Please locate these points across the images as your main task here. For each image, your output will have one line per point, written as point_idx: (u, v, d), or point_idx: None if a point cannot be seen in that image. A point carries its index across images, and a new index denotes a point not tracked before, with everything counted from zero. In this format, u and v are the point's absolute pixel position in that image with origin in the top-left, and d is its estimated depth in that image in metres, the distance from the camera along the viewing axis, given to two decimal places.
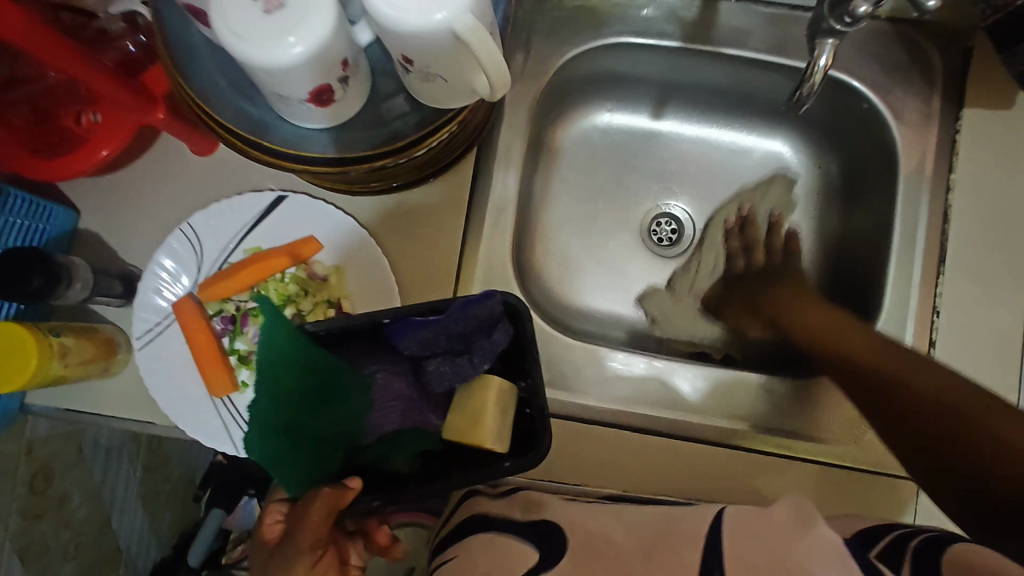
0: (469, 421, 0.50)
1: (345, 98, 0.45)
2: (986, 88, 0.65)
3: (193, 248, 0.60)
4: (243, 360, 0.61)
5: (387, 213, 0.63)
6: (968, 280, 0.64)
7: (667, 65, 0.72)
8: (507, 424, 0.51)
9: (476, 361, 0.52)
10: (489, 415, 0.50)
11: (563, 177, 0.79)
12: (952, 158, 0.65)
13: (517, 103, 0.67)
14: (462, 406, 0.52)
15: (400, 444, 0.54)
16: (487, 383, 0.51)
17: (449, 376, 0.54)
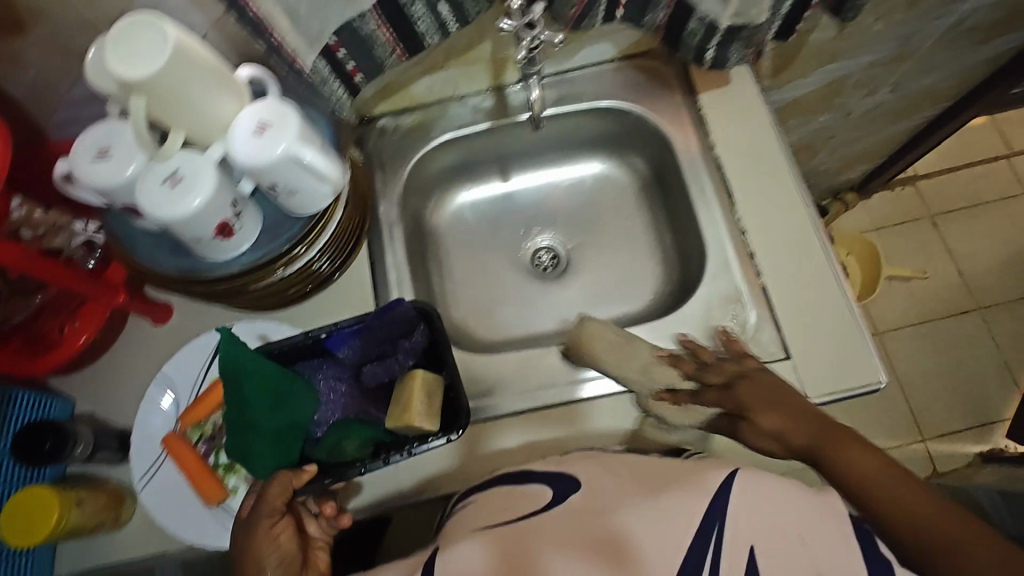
0: (403, 406, 0.71)
1: (244, 227, 0.64)
2: (707, 75, 0.89)
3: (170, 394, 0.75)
4: (229, 467, 0.73)
5: (314, 315, 0.81)
6: (758, 201, 0.83)
7: (489, 142, 0.95)
8: (432, 403, 0.71)
9: (401, 359, 0.76)
10: (415, 402, 0.70)
11: (451, 248, 0.99)
12: (708, 126, 0.87)
13: (388, 204, 0.88)
14: (399, 396, 0.72)
15: (348, 434, 0.72)
16: (413, 376, 0.72)
17: (380, 373, 0.76)
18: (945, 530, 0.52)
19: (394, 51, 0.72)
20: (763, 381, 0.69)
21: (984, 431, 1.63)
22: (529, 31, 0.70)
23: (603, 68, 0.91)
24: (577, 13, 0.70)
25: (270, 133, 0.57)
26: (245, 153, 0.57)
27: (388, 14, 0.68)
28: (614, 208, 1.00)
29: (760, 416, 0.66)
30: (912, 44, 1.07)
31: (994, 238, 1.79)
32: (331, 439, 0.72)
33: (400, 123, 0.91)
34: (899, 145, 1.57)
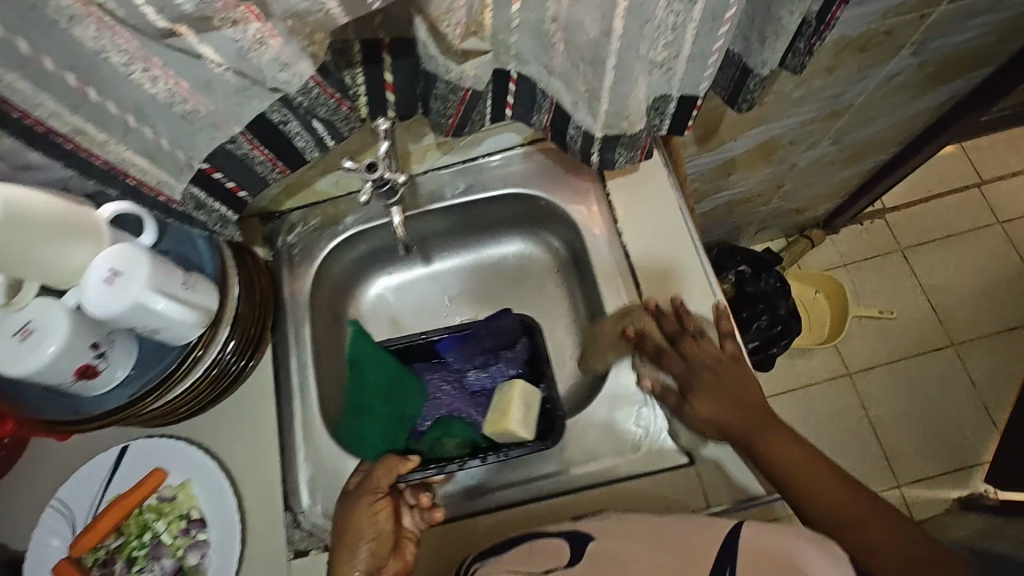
0: (500, 411, 0.79)
1: (112, 364, 0.63)
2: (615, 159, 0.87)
3: (65, 517, 0.75)
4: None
5: (212, 425, 0.80)
6: (662, 294, 0.82)
7: (402, 231, 0.94)
8: (527, 415, 0.79)
9: (504, 367, 0.87)
10: (515, 407, 0.79)
11: (372, 336, 0.98)
12: (615, 213, 0.86)
13: (294, 303, 0.87)
14: (498, 404, 0.80)
15: (452, 435, 0.82)
16: (515, 383, 0.81)
17: (484, 378, 0.87)
18: (827, 497, 0.68)
19: (275, 167, 0.72)
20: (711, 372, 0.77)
21: (962, 475, 1.57)
22: (372, 173, 0.73)
23: (512, 153, 0.90)
24: (456, 122, 0.70)
25: (120, 282, 0.57)
26: (94, 304, 0.56)
27: (260, 137, 0.68)
28: (537, 288, 0.98)
29: (698, 403, 0.75)
30: (841, 104, 1.05)
31: (967, 271, 1.74)
32: (435, 432, 0.84)
33: (309, 219, 0.90)
34: (856, 185, 1.54)
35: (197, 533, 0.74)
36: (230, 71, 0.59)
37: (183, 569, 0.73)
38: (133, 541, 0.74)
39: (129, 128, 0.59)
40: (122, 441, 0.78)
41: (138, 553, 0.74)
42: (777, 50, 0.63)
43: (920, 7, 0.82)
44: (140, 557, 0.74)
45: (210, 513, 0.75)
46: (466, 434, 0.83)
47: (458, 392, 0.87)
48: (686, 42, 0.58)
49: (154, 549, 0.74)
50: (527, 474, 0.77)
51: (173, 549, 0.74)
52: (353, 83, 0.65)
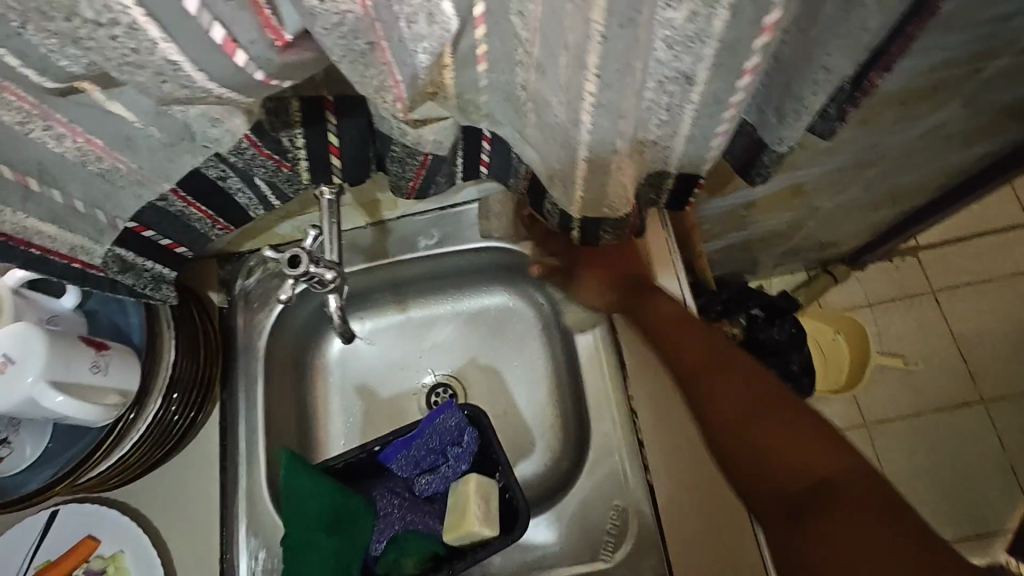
0: (461, 514, 0.69)
1: (16, 450, 0.60)
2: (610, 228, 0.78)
3: None
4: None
5: (150, 491, 0.73)
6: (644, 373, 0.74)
7: (372, 279, 0.85)
8: (489, 510, 0.69)
9: (454, 465, 0.74)
10: (473, 507, 0.68)
11: (334, 389, 0.89)
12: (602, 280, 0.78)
13: (248, 355, 0.80)
14: (455, 509, 0.70)
15: (407, 554, 0.70)
16: (469, 478, 0.70)
17: (438, 482, 0.75)
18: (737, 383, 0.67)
19: (215, 223, 0.65)
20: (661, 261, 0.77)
21: (982, 542, 1.46)
22: (295, 269, 0.60)
23: None
24: (417, 185, 0.62)
25: (8, 373, 0.50)
26: None
27: (195, 194, 0.60)
28: (521, 343, 0.89)
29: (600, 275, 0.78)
30: (877, 153, 0.93)
31: (1005, 319, 1.60)
32: (391, 554, 0.70)
33: (270, 264, 0.83)
34: (888, 225, 1.41)
35: None
36: (154, 128, 0.50)
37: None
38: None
39: (32, 194, 0.51)
40: (53, 503, 0.72)
41: None
42: (797, 129, 0.55)
43: (974, 59, 0.70)
44: None
45: None
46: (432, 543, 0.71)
47: (411, 499, 0.74)
48: (681, 124, 0.48)
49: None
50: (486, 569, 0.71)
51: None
52: (294, 145, 0.58)
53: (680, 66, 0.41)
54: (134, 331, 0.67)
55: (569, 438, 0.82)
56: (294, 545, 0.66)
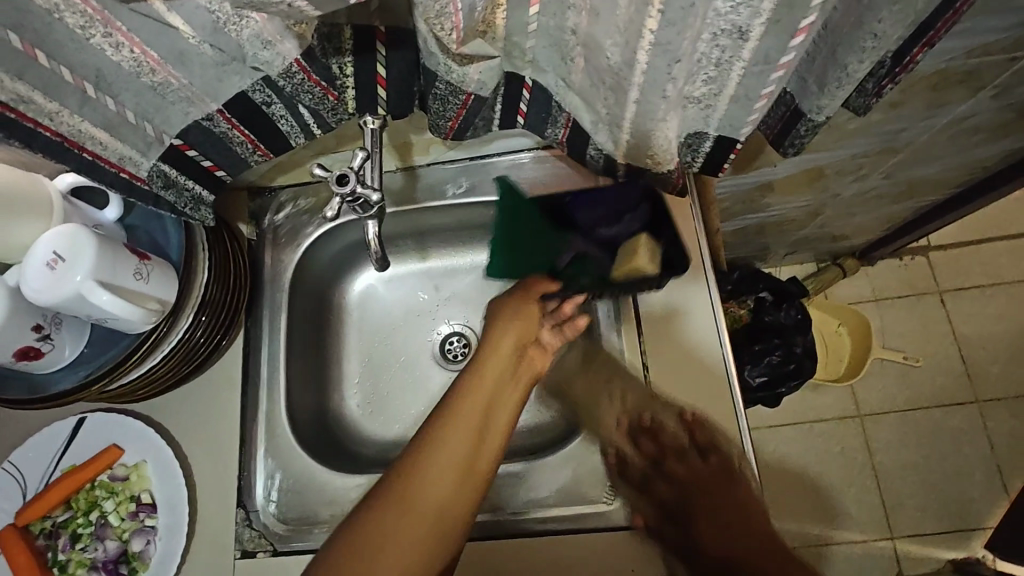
0: (627, 255, 0.75)
1: (56, 348, 0.60)
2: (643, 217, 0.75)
3: (18, 480, 0.73)
4: (62, 569, 0.70)
5: (175, 407, 0.76)
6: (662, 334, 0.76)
7: (399, 223, 0.88)
8: (653, 257, 0.75)
9: (633, 223, 0.76)
10: (642, 250, 0.74)
11: (354, 330, 0.92)
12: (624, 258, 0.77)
13: (275, 288, 0.82)
14: (623, 253, 0.76)
15: (580, 273, 0.77)
16: (639, 239, 0.75)
17: (608, 228, 0.77)
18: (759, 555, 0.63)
19: (256, 149, 0.67)
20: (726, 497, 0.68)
21: (961, 537, 1.50)
22: (342, 187, 0.62)
23: (522, 158, 0.82)
24: (456, 126, 0.64)
25: (61, 267, 0.53)
26: (32, 288, 0.53)
27: (240, 117, 0.61)
28: None
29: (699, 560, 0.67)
30: (902, 140, 0.94)
31: (1009, 325, 1.62)
32: (569, 271, 0.77)
33: (301, 200, 0.85)
34: (902, 221, 1.42)
35: (145, 518, 0.71)
36: (208, 46, 0.52)
37: (127, 553, 0.70)
38: (81, 518, 0.72)
39: (88, 99, 0.52)
40: (81, 412, 0.75)
41: (83, 530, 0.72)
42: (837, 98, 0.57)
43: (1009, 48, 0.71)
44: (85, 534, 0.71)
45: (161, 500, 0.72)
46: (597, 273, 0.77)
47: (592, 244, 0.77)
48: (726, 81, 0.51)
49: (102, 527, 0.72)
50: (492, 506, 0.73)
51: (119, 530, 0.71)
52: (342, 73, 0.60)
53: (736, 19, 0.43)
54: (169, 248, 0.69)
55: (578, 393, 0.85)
56: (502, 237, 0.80)
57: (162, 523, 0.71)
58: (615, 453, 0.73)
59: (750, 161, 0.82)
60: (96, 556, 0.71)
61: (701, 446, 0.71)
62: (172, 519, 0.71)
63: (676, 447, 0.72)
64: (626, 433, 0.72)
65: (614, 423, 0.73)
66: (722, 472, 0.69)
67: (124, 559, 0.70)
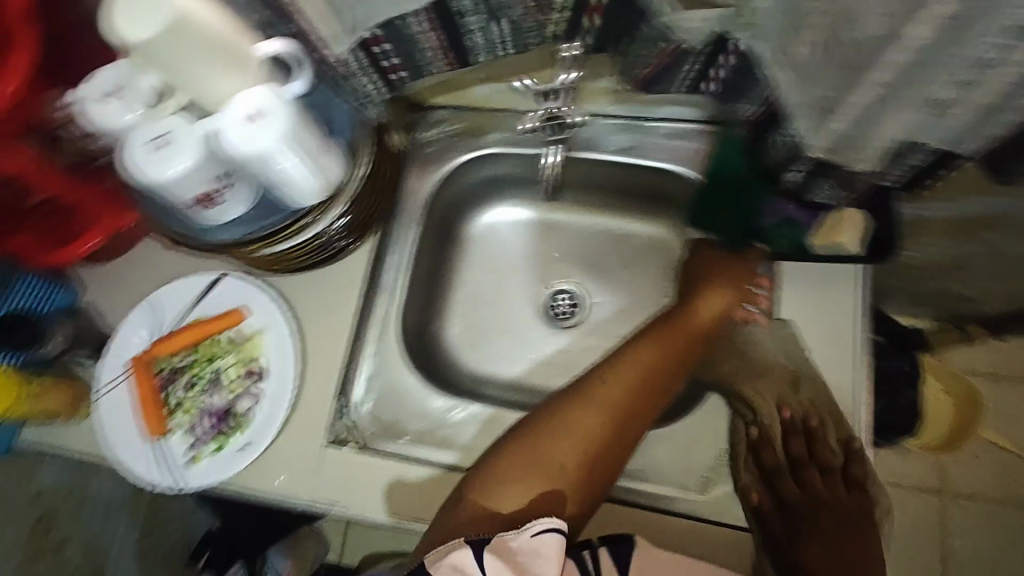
0: (831, 229, 0.69)
1: (227, 200, 0.62)
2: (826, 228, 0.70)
3: (154, 318, 0.79)
4: (176, 407, 0.76)
5: (300, 289, 0.80)
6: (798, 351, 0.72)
7: (543, 168, 0.87)
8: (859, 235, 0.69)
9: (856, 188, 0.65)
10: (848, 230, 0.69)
11: (470, 263, 0.94)
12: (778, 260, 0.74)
13: (414, 203, 0.84)
14: (827, 222, 0.69)
15: (782, 238, 0.72)
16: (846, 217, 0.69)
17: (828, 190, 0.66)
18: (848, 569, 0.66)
19: (443, 57, 0.67)
20: (840, 519, 0.69)
21: None
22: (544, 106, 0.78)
23: (688, 128, 0.80)
24: (650, 74, 0.64)
25: (263, 127, 0.55)
26: (234, 141, 0.55)
27: (442, 21, 0.61)
28: (655, 278, 0.90)
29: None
30: None
31: None
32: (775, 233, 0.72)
33: (456, 121, 0.85)
34: None
35: (256, 381, 0.76)
36: None
37: (233, 409, 0.75)
38: (202, 366, 0.77)
39: None
40: (220, 271, 0.81)
41: (201, 377, 0.77)
42: None
43: None
44: (202, 380, 0.77)
45: (273, 369, 0.76)
46: (795, 238, 0.71)
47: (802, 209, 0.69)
48: (987, 88, 0.45)
49: (216, 380, 0.77)
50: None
51: (230, 386, 0.76)
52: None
53: None
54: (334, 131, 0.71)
55: None
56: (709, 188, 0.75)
57: (271, 391, 0.75)
58: (760, 430, 0.72)
59: (957, 175, 0.73)
60: (208, 403, 0.76)
61: (857, 480, 0.69)
62: (280, 389, 0.75)
63: (813, 457, 0.71)
64: (788, 421, 0.72)
65: (785, 418, 0.72)
66: (855, 512, 0.69)
67: (230, 413, 0.75)
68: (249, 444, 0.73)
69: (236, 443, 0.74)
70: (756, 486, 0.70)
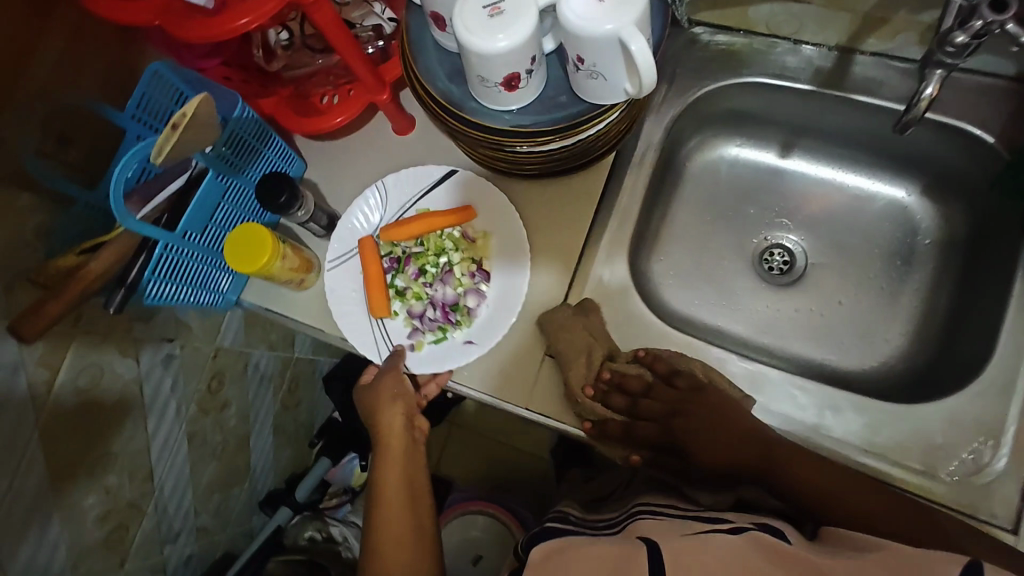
0: None
1: (527, 85, 0.59)
2: None
3: (382, 200, 0.78)
4: (399, 294, 0.76)
5: (531, 196, 0.77)
6: None
7: (798, 107, 0.79)
8: None
9: None
10: None
11: (683, 199, 0.89)
12: None
13: (655, 124, 0.78)
14: None
15: None
16: None
17: None
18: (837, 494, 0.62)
19: None
20: (704, 411, 0.67)
21: None
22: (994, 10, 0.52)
23: (991, 82, 0.71)
24: None
25: (612, 4, 0.50)
26: (580, 15, 0.51)
27: None
28: (893, 247, 0.83)
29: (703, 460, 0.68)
30: None
31: None
32: None
33: (716, 41, 0.78)
34: None
35: (481, 282, 0.75)
36: None
37: (457, 304, 0.75)
38: (429, 257, 0.77)
39: None
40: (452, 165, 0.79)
41: (430, 269, 0.77)
42: None
43: None
44: (430, 272, 0.76)
45: (499, 271, 0.75)
46: None
47: None
48: None
49: (442, 274, 0.76)
50: (819, 422, 0.68)
51: (456, 281, 0.75)
52: None
53: None
54: None
55: (917, 360, 0.77)
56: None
57: (497, 293, 0.74)
58: (593, 421, 0.69)
59: None
60: (432, 294, 0.76)
61: (665, 377, 0.69)
62: (510, 293, 0.74)
63: (649, 389, 0.69)
64: (594, 394, 0.69)
65: (587, 396, 0.68)
66: (691, 393, 0.68)
67: (454, 309, 0.74)
68: (471, 342, 0.73)
69: (456, 338, 0.74)
70: (631, 449, 0.70)
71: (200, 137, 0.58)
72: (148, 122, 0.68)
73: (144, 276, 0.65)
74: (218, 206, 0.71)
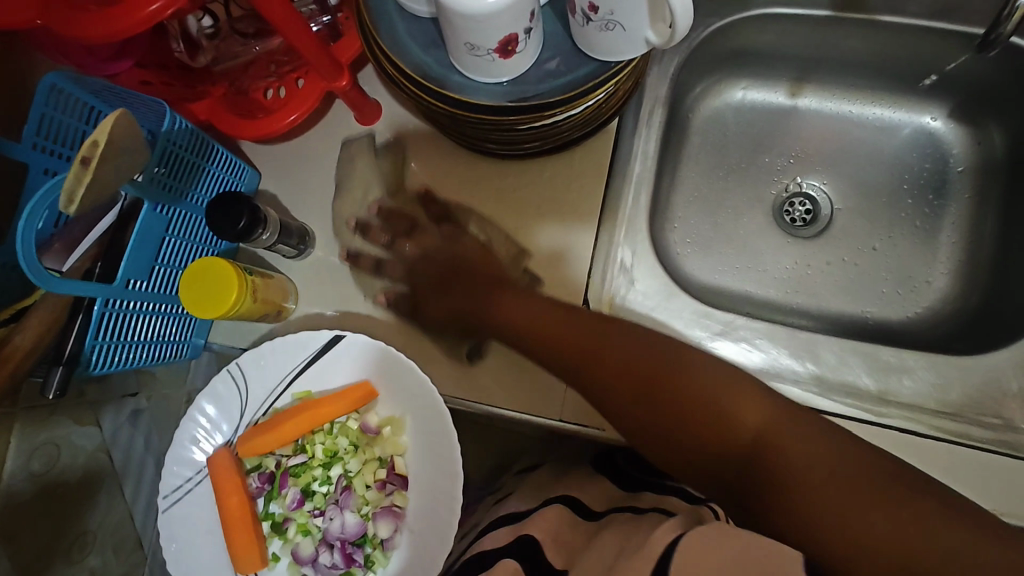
0: None
1: (525, 48, 0.49)
2: None
3: (239, 392, 0.62)
4: (277, 526, 0.63)
5: (530, 178, 0.67)
6: None
7: (812, 37, 0.71)
8: None
9: None
10: None
11: (691, 156, 0.79)
12: None
13: (660, 78, 0.69)
14: None
15: None
16: None
17: None
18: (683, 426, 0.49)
19: None
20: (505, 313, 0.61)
21: None
22: None
23: None
24: None
25: None
26: None
27: None
28: (922, 180, 0.76)
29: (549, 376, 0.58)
30: None
31: None
32: None
33: None
34: None
35: (393, 491, 0.61)
36: None
37: (364, 536, 0.62)
38: (316, 471, 0.64)
39: None
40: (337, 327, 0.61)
41: (318, 488, 0.64)
42: None
43: None
44: (319, 493, 0.64)
45: (415, 479, 0.61)
46: None
47: None
48: None
49: (335, 495, 0.64)
50: (883, 387, 0.62)
51: (360, 504, 0.63)
52: None
53: None
54: None
55: (968, 299, 0.71)
56: None
57: (417, 500, 0.60)
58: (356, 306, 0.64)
59: None
60: (326, 526, 0.63)
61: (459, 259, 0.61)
62: (437, 499, 0.59)
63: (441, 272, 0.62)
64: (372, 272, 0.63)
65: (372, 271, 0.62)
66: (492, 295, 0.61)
67: (363, 542, 0.61)
68: None
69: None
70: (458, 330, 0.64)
71: (130, 164, 0.46)
72: (52, 149, 0.54)
73: (86, 344, 0.53)
74: (162, 243, 0.58)
